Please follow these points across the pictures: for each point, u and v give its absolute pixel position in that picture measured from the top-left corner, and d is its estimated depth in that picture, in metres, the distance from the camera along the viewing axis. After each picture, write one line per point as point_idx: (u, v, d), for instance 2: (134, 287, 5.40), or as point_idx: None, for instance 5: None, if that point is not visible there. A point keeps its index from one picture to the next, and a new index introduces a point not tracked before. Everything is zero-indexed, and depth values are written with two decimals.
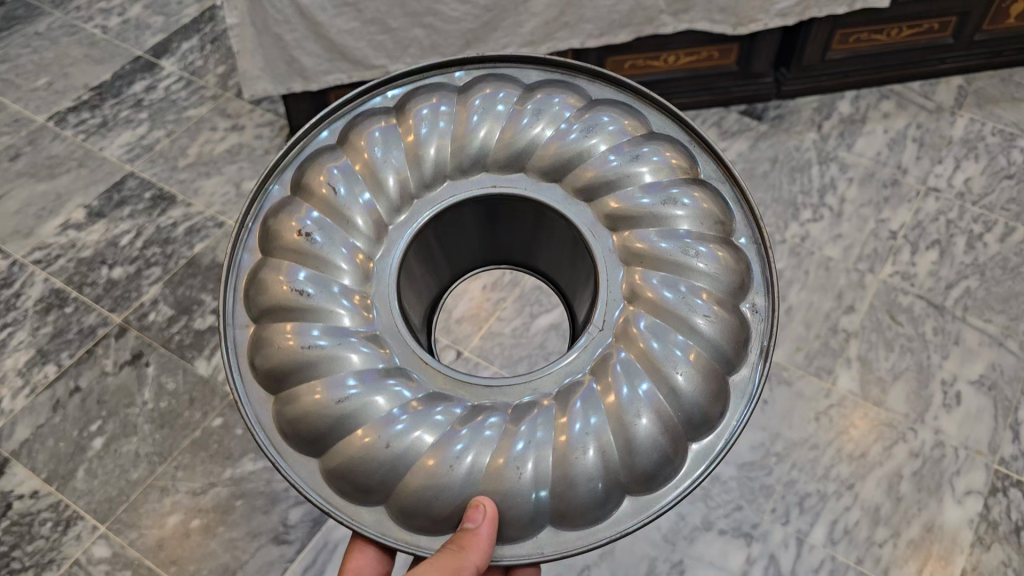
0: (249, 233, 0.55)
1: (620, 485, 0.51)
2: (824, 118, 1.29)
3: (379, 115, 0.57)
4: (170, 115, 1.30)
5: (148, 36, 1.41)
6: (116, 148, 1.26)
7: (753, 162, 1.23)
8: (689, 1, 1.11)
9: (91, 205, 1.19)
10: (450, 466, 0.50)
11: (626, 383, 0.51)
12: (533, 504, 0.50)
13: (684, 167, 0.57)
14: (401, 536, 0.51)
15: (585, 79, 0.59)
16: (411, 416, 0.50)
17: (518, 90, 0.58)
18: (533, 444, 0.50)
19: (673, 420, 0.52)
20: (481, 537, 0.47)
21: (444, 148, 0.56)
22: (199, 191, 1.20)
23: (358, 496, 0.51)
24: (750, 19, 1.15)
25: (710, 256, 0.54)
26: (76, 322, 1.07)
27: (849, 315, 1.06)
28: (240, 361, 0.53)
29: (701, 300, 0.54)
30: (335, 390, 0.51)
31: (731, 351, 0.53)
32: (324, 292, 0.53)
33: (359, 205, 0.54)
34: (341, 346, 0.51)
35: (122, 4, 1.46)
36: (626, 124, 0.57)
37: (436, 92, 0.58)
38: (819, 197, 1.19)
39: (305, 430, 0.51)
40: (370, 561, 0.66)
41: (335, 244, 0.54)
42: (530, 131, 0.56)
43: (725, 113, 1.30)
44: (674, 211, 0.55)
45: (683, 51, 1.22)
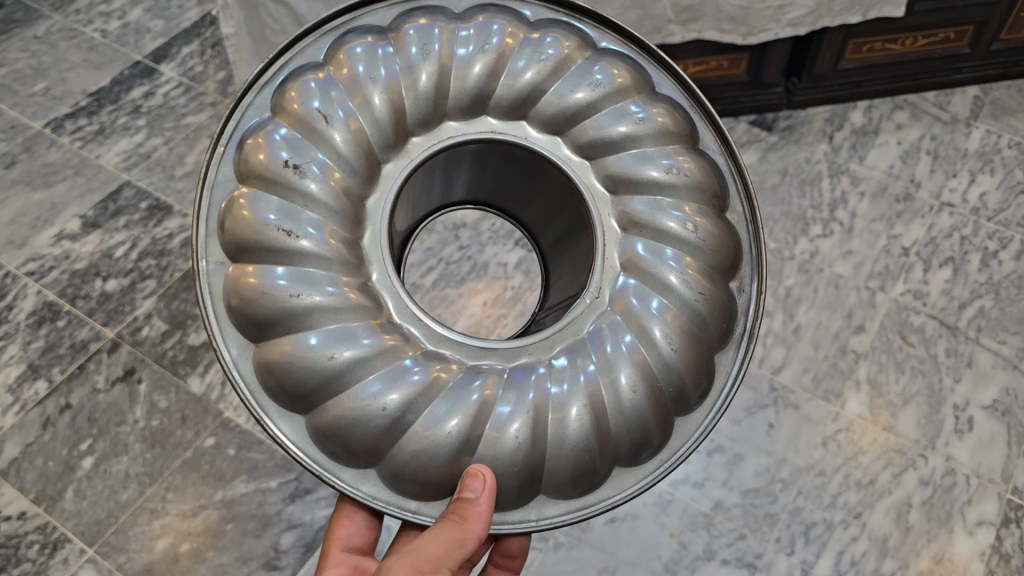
0: (225, 156, 0.52)
1: (611, 449, 0.52)
2: (835, 128, 1.26)
3: (367, 32, 0.54)
4: (168, 122, 1.28)
5: (148, 40, 1.39)
6: (113, 156, 1.24)
7: (762, 174, 1.20)
8: (698, 11, 1.10)
9: (86, 215, 1.17)
10: (443, 429, 0.48)
11: (611, 340, 0.51)
12: (528, 472, 0.50)
13: (680, 132, 0.56)
14: (393, 500, 0.51)
15: (591, 27, 0.57)
16: (389, 379, 0.48)
17: (521, 27, 0.55)
18: (522, 406, 0.49)
19: (661, 393, 0.52)
20: (481, 508, 0.47)
21: (440, 74, 0.52)
22: None
23: (355, 462, 0.50)
24: (761, 29, 1.14)
25: (693, 223, 0.54)
26: (68, 336, 1.05)
27: (858, 335, 1.04)
28: (215, 302, 0.50)
29: (685, 267, 0.53)
30: (312, 346, 0.48)
31: (719, 332, 0.54)
32: (292, 222, 0.49)
33: (337, 120, 0.50)
34: (305, 287, 0.48)
35: (122, 7, 1.44)
36: (614, 74, 0.55)
37: (430, 14, 0.55)
38: (829, 211, 1.16)
39: (291, 388, 0.49)
40: (360, 529, 0.67)
41: (307, 163, 0.50)
42: (525, 74, 0.53)
43: (734, 123, 1.27)
44: (648, 168, 0.54)
45: (693, 60, 1.19)
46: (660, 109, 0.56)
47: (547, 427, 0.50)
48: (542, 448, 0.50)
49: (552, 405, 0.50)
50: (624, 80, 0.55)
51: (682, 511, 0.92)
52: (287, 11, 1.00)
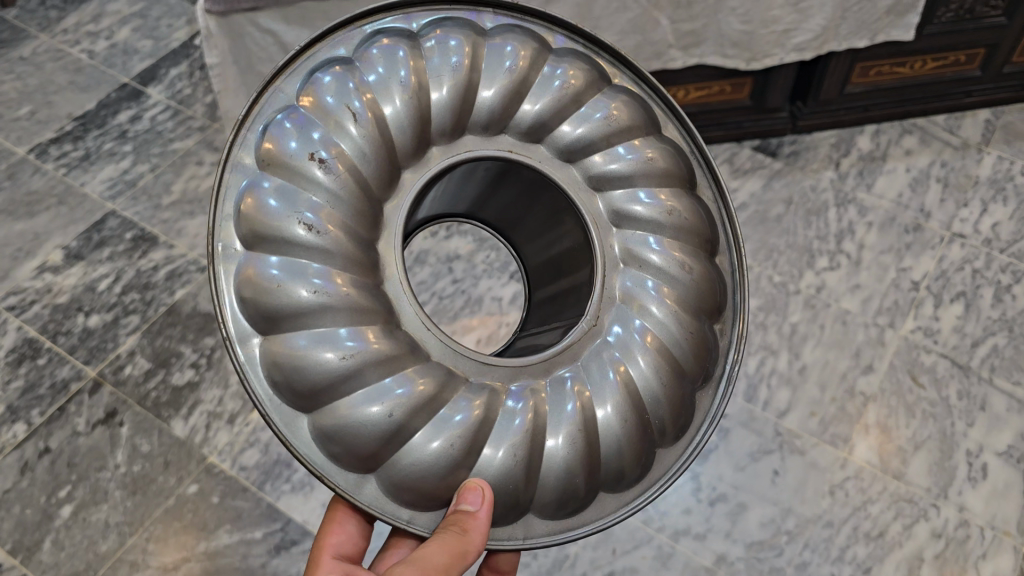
0: (247, 139, 0.48)
1: (600, 474, 0.51)
2: (842, 154, 1.23)
3: (396, 35, 0.52)
4: (155, 147, 1.24)
5: (136, 61, 1.36)
6: (98, 183, 1.20)
7: (766, 204, 1.16)
8: (699, 34, 1.08)
9: (69, 246, 1.13)
10: (441, 446, 0.47)
11: (600, 370, 0.50)
12: (521, 488, 0.48)
13: (674, 174, 0.56)
14: (387, 507, 0.47)
15: (608, 63, 0.58)
16: (375, 395, 0.46)
17: (539, 50, 0.55)
18: (510, 430, 0.48)
19: (643, 426, 0.51)
20: (481, 521, 0.45)
21: (458, 90, 0.51)
22: (182, 232, 1.14)
23: (357, 467, 0.46)
24: (765, 54, 1.11)
25: (679, 261, 0.54)
26: (49, 375, 1.01)
27: (867, 376, 1.00)
28: (224, 292, 0.46)
29: (671, 301, 0.53)
30: (310, 350, 0.45)
31: (701, 371, 0.54)
32: (292, 210, 0.46)
33: (352, 115, 0.48)
34: (299, 280, 0.45)
35: (110, 26, 1.41)
36: (614, 109, 0.55)
37: (456, 25, 0.53)
38: (836, 242, 1.12)
39: (299, 384, 0.45)
40: (350, 535, 0.65)
41: (314, 151, 0.47)
42: (538, 104, 0.53)
43: (737, 150, 1.23)
44: (636, 206, 0.54)
45: (694, 84, 1.16)
46: (655, 150, 0.56)
47: (540, 452, 0.49)
48: (536, 468, 0.49)
49: (549, 428, 0.49)
50: (622, 116, 0.55)
51: (684, 565, 0.88)
52: (273, 38, 0.97)
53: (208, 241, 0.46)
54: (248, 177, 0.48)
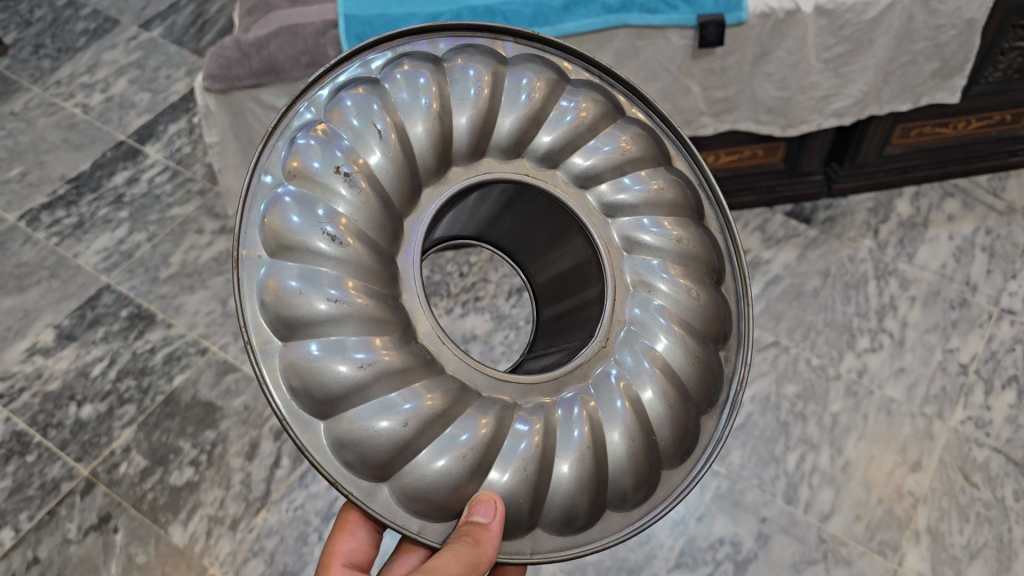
0: (274, 152, 0.46)
1: (606, 495, 0.48)
2: (881, 221, 1.16)
3: (420, 59, 0.50)
4: (152, 214, 1.18)
5: (132, 116, 1.30)
6: (92, 254, 1.14)
7: (802, 276, 1.10)
8: (732, 101, 1.01)
9: (61, 325, 1.07)
10: (455, 461, 0.44)
11: (614, 398, 0.48)
12: (529, 503, 0.46)
13: (681, 204, 0.55)
14: (398, 516, 0.45)
15: (622, 94, 0.56)
16: (385, 409, 0.44)
17: (555, 81, 0.53)
18: (513, 453, 0.46)
19: (649, 452, 0.49)
20: (493, 535, 0.43)
21: (477, 119, 0.50)
22: (181, 309, 1.08)
23: (372, 475, 0.44)
24: (802, 120, 1.04)
25: (686, 288, 0.52)
26: (37, 474, 0.95)
27: (915, 474, 0.94)
28: (245, 300, 0.44)
29: (679, 327, 0.51)
30: (325, 360, 0.43)
31: (706, 396, 0.52)
32: (310, 222, 0.44)
33: (376, 137, 0.47)
34: (316, 292, 0.44)
35: (106, 78, 1.35)
36: (624, 140, 0.54)
37: (478, 54, 0.52)
38: (877, 320, 1.06)
39: (316, 392, 0.43)
40: (362, 544, 0.60)
41: (337, 170, 0.46)
42: (551, 134, 0.52)
43: (769, 215, 1.17)
44: (643, 233, 0.52)
45: (724, 150, 1.09)
46: (662, 181, 0.54)
47: (549, 474, 0.47)
48: (544, 484, 0.47)
49: (558, 447, 0.47)
50: (633, 148, 0.54)
51: None
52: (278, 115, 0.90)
53: (233, 245, 0.44)
54: (272, 189, 0.46)
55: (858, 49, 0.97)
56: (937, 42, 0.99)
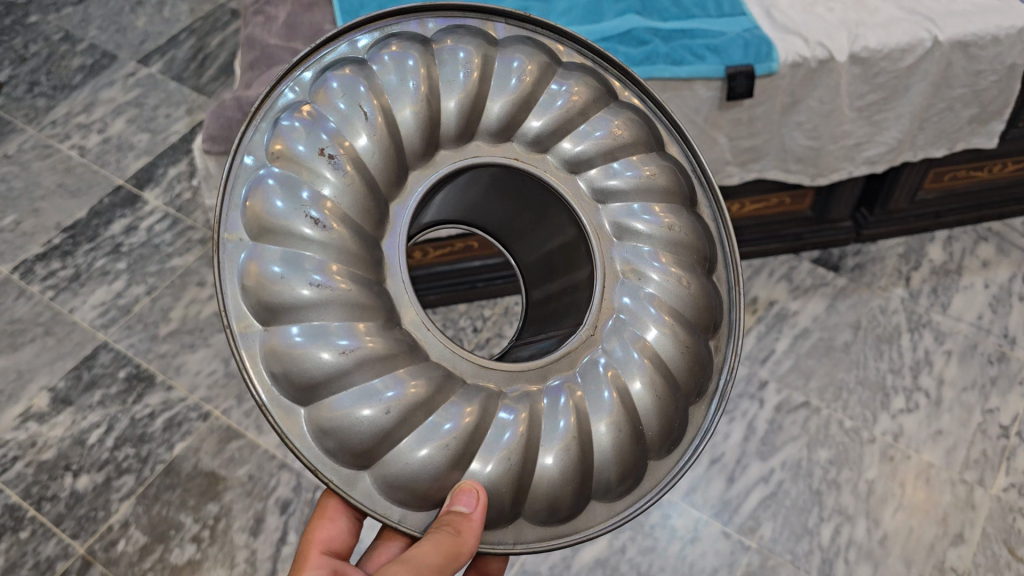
0: (256, 136, 0.45)
1: (591, 486, 0.48)
2: (912, 267, 1.11)
3: (409, 39, 0.49)
4: (151, 265, 1.13)
5: (131, 159, 1.25)
6: (89, 310, 1.09)
7: (831, 329, 1.05)
8: (760, 150, 0.96)
9: (56, 388, 1.02)
10: (436, 448, 0.43)
11: (601, 390, 0.47)
12: (513, 495, 0.45)
13: (673, 191, 0.53)
14: (378, 505, 0.44)
15: (615, 78, 0.54)
16: (364, 396, 0.43)
17: (547, 65, 0.52)
18: (497, 443, 0.45)
19: (635, 444, 0.48)
20: (474, 524, 0.42)
21: (465, 104, 0.48)
22: (182, 369, 1.03)
23: (352, 463, 0.43)
24: (832, 169, 0.99)
25: (675, 276, 0.51)
26: (31, 553, 0.90)
27: (957, 548, 0.89)
28: (225, 283, 0.43)
29: (667, 317, 0.50)
30: (306, 346, 0.42)
31: (694, 385, 0.51)
32: (293, 206, 0.43)
33: (361, 121, 0.46)
34: (297, 276, 0.43)
35: (103, 118, 1.30)
36: (617, 125, 0.52)
37: (468, 36, 0.50)
38: (912, 377, 1.01)
39: (297, 376, 0.42)
40: (340, 532, 0.58)
41: (320, 153, 0.44)
42: (543, 119, 0.51)
43: (795, 263, 1.12)
44: (633, 222, 0.51)
45: (750, 198, 1.04)
46: (654, 167, 0.53)
47: (532, 467, 0.46)
48: (528, 473, 0.46)
49: (543, 440, 0.46)
50: (625, 134, 0.53)
51: None
52: None
53: (213, 226, 0.43)
54: (254, 171, 0.45)
55: (893, 96, 0.93)
56: (975, 87, 0.94)
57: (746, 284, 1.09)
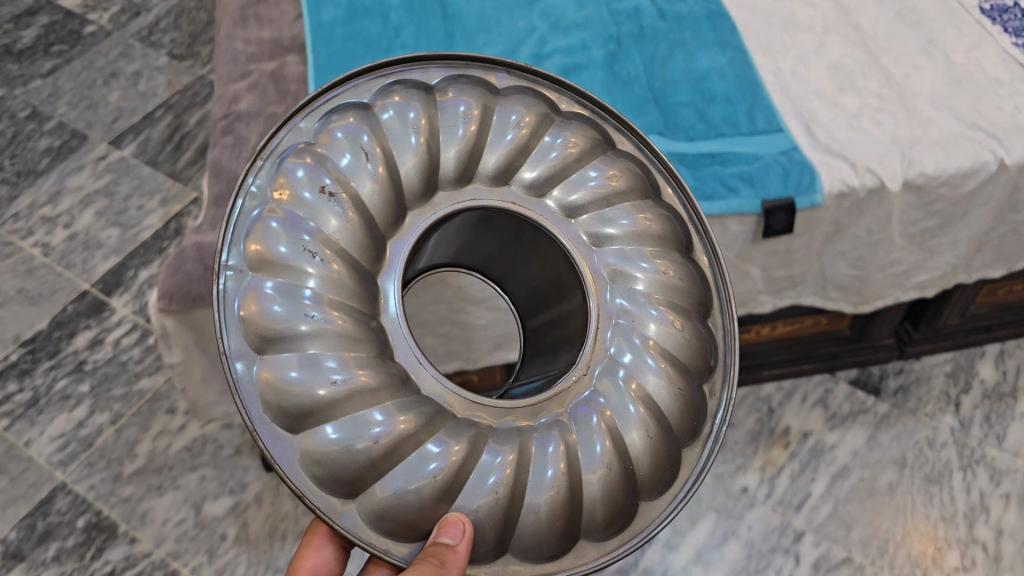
0: (261, 172, 0.48)
1: (581, 526, 0.49)
2: (962, 391, 1.00)
3: (412, 90, 0.52)
4: (117, 388, 1.02)
5: (99, 259, 1.14)
6: (46, 442, 0.98)
7: (875, 467, 0.94)
8: (797, 278, 0.85)
9: (6, 540, 0.91)
10: (420, 483, 0.45)
11: (593, 437, 0.49)
12: (500, 526, 0.47)
13: (667, 239, 0.55)
14: (366, 535, 0.45)
15: (613, 127, 0.57)
16: (350, 427, 0.44)
17: (544, 115, 0.55)
18: (485, 479, 0.46)
19: (626, 486, 0.49)
20: (460, 554, 0.43)
21: (463, 155, 0.51)
22: (147, 518, 0.92)
23: (339, 491, 0.44)
24: (878, 296, 0.88)
25: (667, 319, 0.53)
26: None
27: None
28: (225, 308, 0.45)
29: (660, 361, 0.52)
30: (302, 379, 0.44)
31: (685, 428, 0.52)
32: (296, 248, 0.46)
33: (365, 173, 0.48)
34: (296, 314, 0.45)
35: (71, 209, 1.20)
36: (610, 173, 0.55)
37: (467, 87, 0.53)
38: (967, 527, 0.90)
39: (289, 406, 0.44)
40: (327, 560, 0.61)
41: (324, 201, 0.47)
42: (537, 168, 0.54)
43: (831, 385, 1.00)
44: (628, 268, 0.53)
45: (782, 321, 0.92)
46: (650, 215, 0.55)
47: (520, 501, 0.47)
48: (518, 506, 0.47)
49: (529, 487, 0.47)
50: (619, 182, 0.55)
51: None
52: None
53: (216, 258, 0.45)
54: (258, 209, 0.47)
55: (949, 221, 0.81)
56: None
57: (777, 413, 0.98)
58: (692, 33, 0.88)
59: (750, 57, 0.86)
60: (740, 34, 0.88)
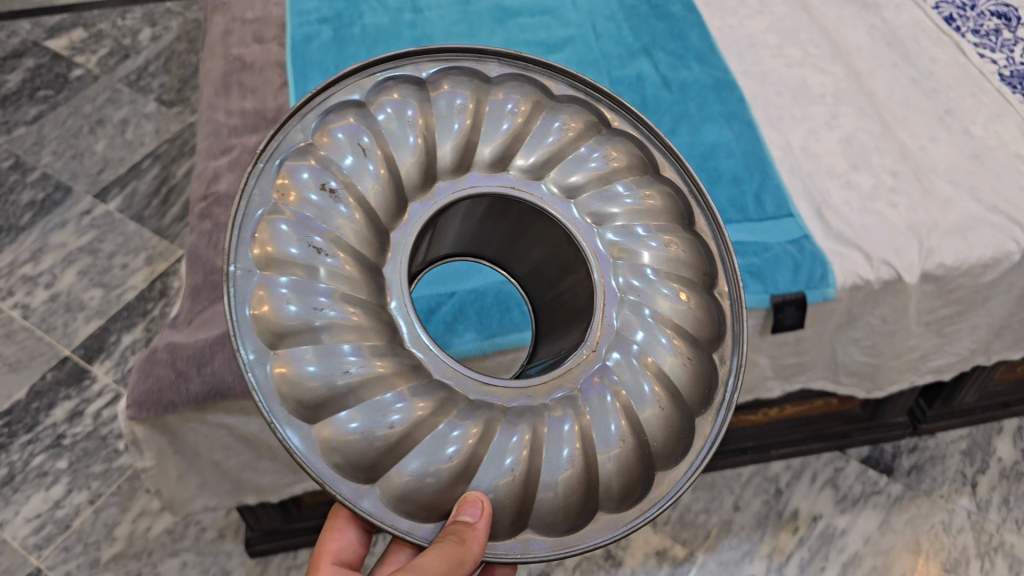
0: (261, 173, 0.45)
1: (596, 502, 0.47)
2: (979, 470, 0.95)
3: (405, 83, 0.50)
4: (97, 463, 0.98)
5: (80, 322, 1.10)
6: (21, 524, 0.94)
7: (888, 554, 0.89)
8: (806, 364, 0.80)
9: None
10: (439, 467, 0.44)
11: (602, 417, 0.47)
12: (519, 502, 0.45)
13: (669, 214, 0.54)
14: (391, 518, 0.43)
15: (608, 108, 0.54)
16: (367, 415, 0.43)
17: (541, 104, 0.53)
18: (503, 459, 0.45)
19: (636, 460, 0.48)
20: (480, 534, 0.42)
21: (462, 149, 0.50)
22: None
23: (360, 477, 0.42)
24: (892, 381, 0.83)
25: (673, 293, 0.51)
26: None
27: None
28: (237, 308, 0.42)
29: (667, 336, 0.50)
30: (321, 376, 0.43)
31: (695, 400, 0.50)
32: (307, 251, 0.44)
33: (368, 175, 0.47)
34: (312, 313, 0.43)
35: (53, 268, 1.16)
36: (612, 153, 0.54)
37: (460, 79, 0.51)
38: None
39: (307, 397, 0.42)
40: (350, 543, 0.59)
41: (332, 204, 0.46)
42: (537, 159, 0.52)
43: (842, 463, 0.96)
44: (632, 244, 0.52)
45: (790, 403, 0.88)
46: (652, 191, 0.54)
47: (536, 480, 0.45)
48: (535, 483, 0.45)
49: (544, 470, 0.45)
50: (620, 160, 0.54)
51: None
52: (226, 429, 0.70)
53: (224, 264, 0.42)
54: (263, 210, 0.44)
55: (967, 309, 0.77)
56: None
57: (784, 494, 0.94)
58: (698, 105, 0.84)
59: (759, 131, 0.82)
60: (749, 106, 0.84)
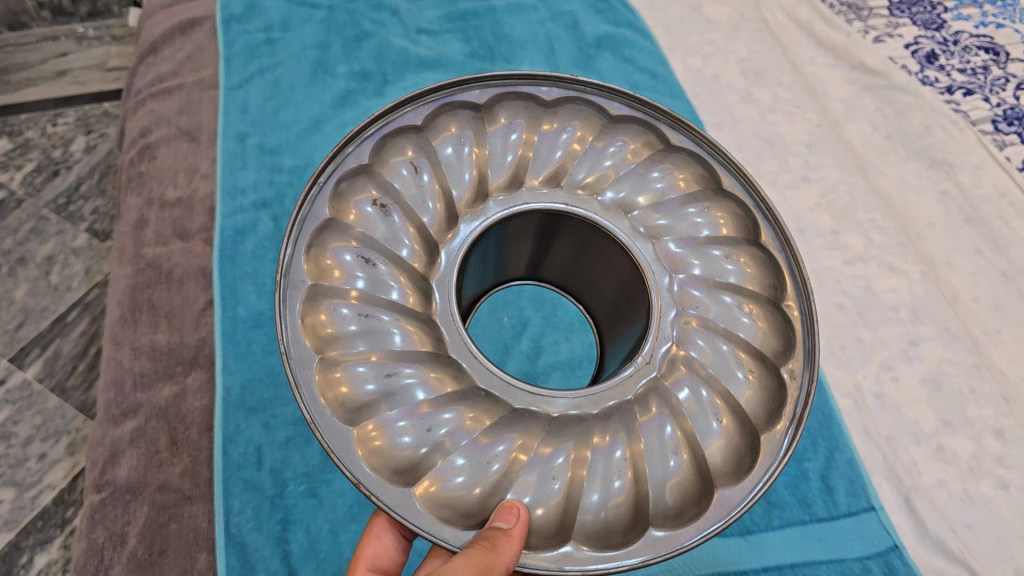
0: (318, 194, 0.43)
1: (646, 518, 0.40)
2: None
3: (465, 114, 0.48)
4: None
5: None
6: None
7: None
8: None
9: None
10: (487, 477, 0.40)
11: (654, 437, 0.41)
12: (562, 518, 0.40)
13: (743, 230, 0.47)
14: (428, 523, 0.38)
15: (667, 124, 0.48)
16: (417, 428, 0.40)
17: (601, 125, 0.50)
18: (552, 470, 0.41)
19: (695, 484, 0.40)
20: (513, 539, 0.37)
21: (518, 173, 0.48)
22: None
23: (399, 480, 0.39)
24: None
25: (748, 321, 0.45)
26: None
27: None
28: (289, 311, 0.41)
29: (740, 360, 0.44)
30: (373, 387, 0.41)
31: (763, 425, 0.42)
32: (370, 280, 0.43)
33: (427, 205, 0.46)
34: (373, 324, 0.43)
35: None
36: (679, 178, 0.49)
37: (517, 106, 0.49)
38: None
39: (347, 401, 0.40)
40: (389, 550, 0.51)
41: (395, 231, 0.45)
42: (592, 177, 0.49)
43: None
44: (697, 263, 0.46)
45: None
46: (722, 210, 0.48)
47: (579, 496, 0.40)
48: (578, 503, 0.40)
49: (588, 491, 0.40)
50: (685, 180, 0.48)
51: None
52: None
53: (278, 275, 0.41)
54: (307, 244, 0.43)
55: None
56: None
57: None
58: None
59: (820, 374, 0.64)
60: None
